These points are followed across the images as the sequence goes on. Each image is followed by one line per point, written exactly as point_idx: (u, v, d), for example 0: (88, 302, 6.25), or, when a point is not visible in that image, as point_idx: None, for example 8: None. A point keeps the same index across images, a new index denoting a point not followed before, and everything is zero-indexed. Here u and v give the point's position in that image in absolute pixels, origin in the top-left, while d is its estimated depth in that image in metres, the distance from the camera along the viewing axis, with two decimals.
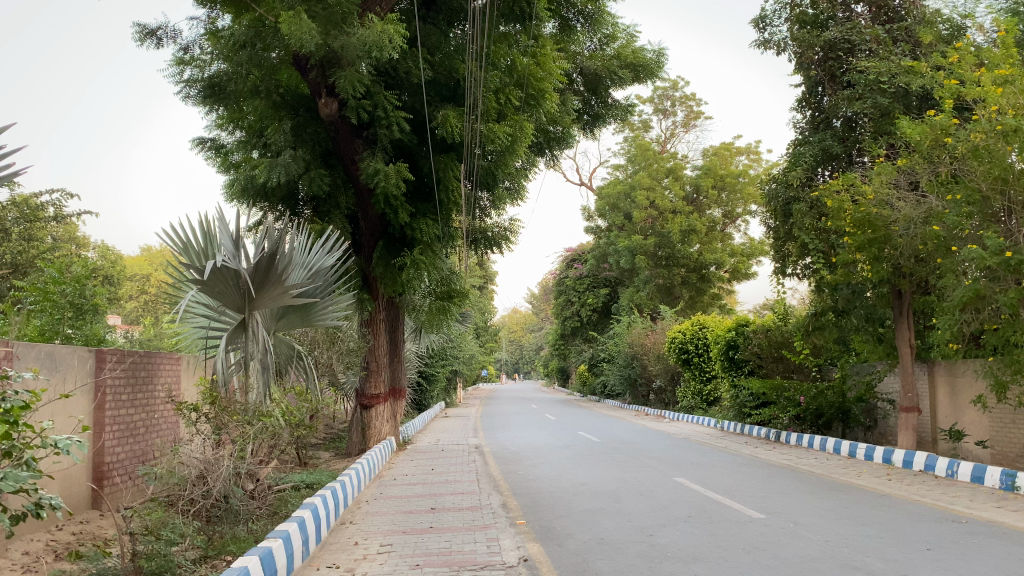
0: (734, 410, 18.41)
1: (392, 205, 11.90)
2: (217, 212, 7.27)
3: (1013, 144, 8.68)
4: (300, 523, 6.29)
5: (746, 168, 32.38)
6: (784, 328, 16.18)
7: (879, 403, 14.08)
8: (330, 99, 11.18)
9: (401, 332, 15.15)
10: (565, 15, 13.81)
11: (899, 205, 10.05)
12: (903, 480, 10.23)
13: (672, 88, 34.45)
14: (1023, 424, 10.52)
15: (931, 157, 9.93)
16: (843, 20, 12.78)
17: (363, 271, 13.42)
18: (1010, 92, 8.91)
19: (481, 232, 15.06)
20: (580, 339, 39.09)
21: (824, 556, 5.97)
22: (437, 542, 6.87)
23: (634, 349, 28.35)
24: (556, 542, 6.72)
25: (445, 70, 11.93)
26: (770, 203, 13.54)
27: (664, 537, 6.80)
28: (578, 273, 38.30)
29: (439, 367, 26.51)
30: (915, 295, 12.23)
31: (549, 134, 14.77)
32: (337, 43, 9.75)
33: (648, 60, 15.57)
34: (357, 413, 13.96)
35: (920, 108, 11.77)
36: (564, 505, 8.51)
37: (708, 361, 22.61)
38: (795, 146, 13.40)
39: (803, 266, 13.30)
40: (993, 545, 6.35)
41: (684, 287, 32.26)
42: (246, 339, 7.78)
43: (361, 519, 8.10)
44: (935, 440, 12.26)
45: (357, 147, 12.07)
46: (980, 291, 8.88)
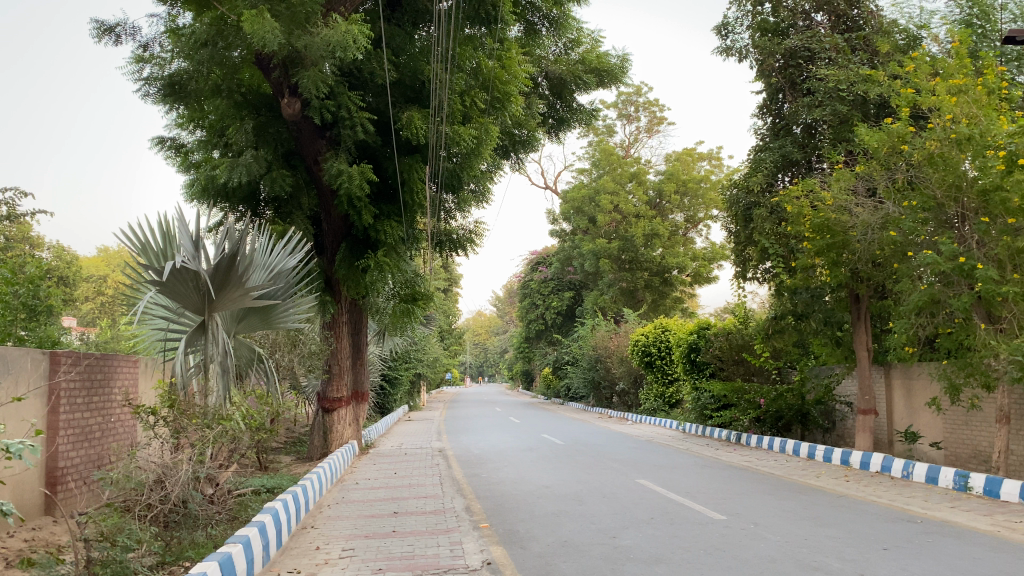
0: (696, 412, 18.59)
1: (355, 206, 11.75)
2: (177, 213, 7.14)
3: (967, 152, 8.94)
4: (260, 528, 6.21)
5: (708, 173, 32.67)
6: (745, 331, 16.37)
7: (837, 405, 14.31)
8: (293, 98, 11.01)
9: (364, 335, 15.05)
10: (530, 19, 13.85)
11: (858, 211, 10.24)
12: (860, 481, 10.40)
13: (636, 93, 34.68)
14: (975, 426, 10.79)
15: (888, 163, 10.17)
16: (803, 28, 12.95)
17: (326, 273, 13.32)
18: (964, 101, 9.20)
19: (446, 235, 15.01)
20: (544, 342, 39.21)
21: (783, 557, 6.04)
22: (400, 546, 6.82)
23: (598, 352, 28.49)
24: (519, 545, 6.72)
25: (410, 71, 11.87)
26: (731, 208, 13.74)
27: (627, 539, 6.83)
28: (543, 276, 38.39)
29: (403, 370, 26.36)
30: (872, 300, 12.50)
31: (514, 137, 14.77)
32: (300, 43, 9.66)
33: (612, 65, 15.66)
34: (318, 417, 13.85)
35: (878, 116, 12.03)
36: (528, 508, 8.50)
37: (671, 364, 22.82)
38: (755, 152, 13.62)
39: (763, 270, 13.50)
40: (947, 545, 6.48)
41: (647, 290, 32.50)
42: (206, 342, 7.67)
43: (323, 523, 8.02)
44: (892, 441, 12.51)
45: (321, 147, 11.95)
46: (934, 295, 9.11)
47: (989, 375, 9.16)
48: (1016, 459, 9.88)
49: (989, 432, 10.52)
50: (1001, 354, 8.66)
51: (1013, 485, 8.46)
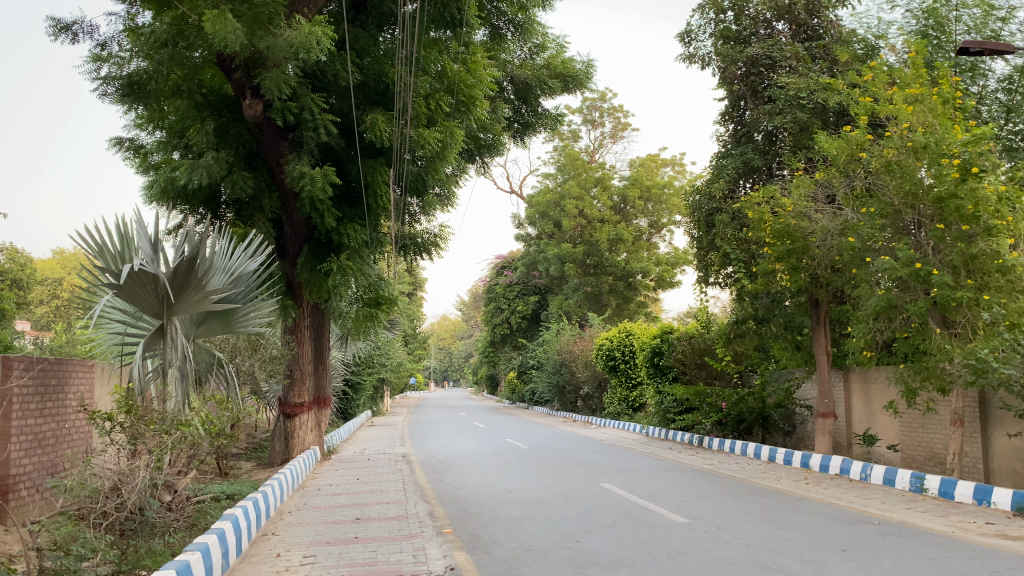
0: (659, 416, 18.69)
1: (318, 209, 11.61)
2: (135, 215, 7.00)
3: (923, 160, 9.13)
4: (219, 535, 6.10)
5: (671, 179, 32.92)
6: (707, 335, 16.53)
7: (797, 409, 14.55)
8: (255, 99, 10.90)
9: (327, 339, 14.91)
10: (495, 23, 13.80)
11: (818, 217, 10.40)
12: (819, 483, 10.54)
13: (601, 99, 34.88)
14: (931, 429, 11.02)
15: (847, 170, 10.35)
16: (764, 37, 13.13)
17: (288, 277, 13.19)
18: (919, 110, 9.36)
19: (410, 239, 14.92)
20: (509, 345, 39.22)
21: (744, 559, 6.10)
22: (362, 553, 6.75)
23: (563, 356, 28.54)
24: (482, 550, 6.69)
25: (374, 74, 11.78)
26: (694, 214, 13.86)
27: (591, 542, 6.84)
28: (508, 280, 38.41)
29: (365, 375, 26.16)
30: (831, 305, 12.58)
31: (479, 141, 14.75)
32: (262, 44, 9.56)
33: (577, 71, 15.73)
34: (279, 423, 13.69)
35: (837, 124, 12.26)
36: (491, 513, 8.48)
37: (634, 368, 22.95)
38: (717, 159, 13.77)
39: (725, 275, 13.64)
40: (903, 545, 6.59)
41: (612, 295, 32.65)
42: (164, 346, 7.53)
43: (284, 530, 7.92)
44: (850, 444, 12.74)
45: (283, 149, 11.86)
46: (892, 300, 9.28)
47: (944, 378, 9.34)
48: (969, 461, 10.10)
49: (943, 435, 10.74)
50: (955, 358, 8.84)
51: (968, 486, 8.65)
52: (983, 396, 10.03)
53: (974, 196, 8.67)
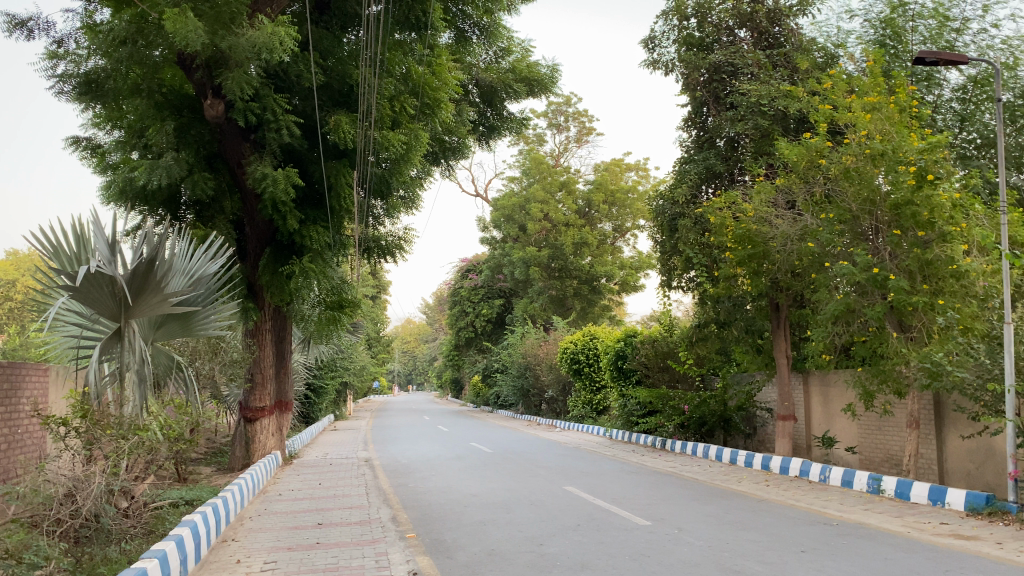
0: (622, 419, 18.78)
1: (280, 211, 11.49)
2: (92, 216, 6.86)
3: (880, 167, 9.33)
4: (177, 542, 5.97)
5: (635, 184, 33.16)
6: (670, 338, 16.69)
7: (758, 412, 14.81)
8: (217, 100, 10.85)
9: (289, 343, 14.76)
10: (461, 26, 13.76)
11: (778, 222, 10.54)
12: (780, 485, 10.68)
13: (566, 103, 35.02)
14: (887, 431, 11.25)
15: (806, 177, 10.49)
16: (727, 44, 13.26)
17: (249, 279, 13.06)
18: (877, 118, 9.53)
19: (374, 241, 14.78)
20: (473, 349, 39.15)
21: (705, 561, 6.14)
22: (324, 558, 6.69)
23: (527, 360, 28.58)
24: (445, 554, 6.66)
25: (338, 75, 11.71)
26: (657, 218, 13.97)
27: (555, 546, 6.84)
28: (472, 283, 38.34)
29: (328, 379, 25.94)
30: (791, 309, 12.83)
31: (444, 144, 14.72)
32: (223, 43, 9.45)
33: (542, 75, 15.77)
34: (240, 428, 13.56)
35: (797, 130, 12.51)
36: (455, 517, 8.45)
37: (598, 371, 23.07)
38: (680, 164, 13.91)
39: (687, 279, 13.78)
40: (860, 546, 6.69)
41: (576, 298, 32.75)
42: (121, 349, 7.38)
43: (244, 536, 7.82)
44: (810, 446, 12.98)
45: (244, 150, 11.75)
46: (850, 305, 9.44)
47: (901, 381, 9.49)
48: (924, 462, 10.32)
49: (899, 437, 10.97)
50: (911, 361, 9.02)
51: (923, 487, 8.82)
52: (938, 399, 10.23)
53: (929, 204, 8.79)
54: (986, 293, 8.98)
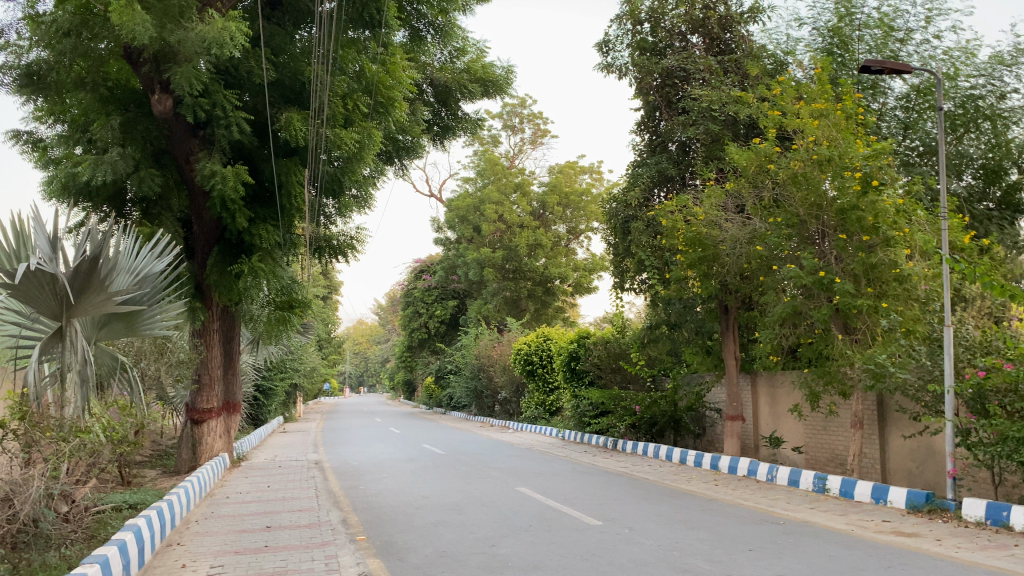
0: (575, 420, 18.86)
1: (229, 209, 11.30)
2: (32, 212, 6.66)
3: (827, 172, 9.49)
4: (120, 546, 5.82)
5: (589, 186, 33.40)
6: (622, 339, 16.84)
7: (707, 412, 15.03)
8: (165, 95, 10.63)
9: (238, 343, 14.51)
10: (415, 25, 13.68)
11: (727, 226, 10.69)
12: (729, 484, 10.86)
13: (520, 105, 35.09)
14: (832, 431, 11.51)
15: (756, 181, 10.65)
16: (679, 49, 13.41)
17: (196, 278, 12.83)
18: (824, 124, 9.70)
19: (326, 240, 14.54)
20: (427, 350, 38.96)
21: (655, 560, 6.19)
22: (272, 562, 6.58)
23: (480, 361, 28.55)
24: (397, 557, 6.62)
25: (290, 72, 11.51)
26: (610, 221, 14.07)
27: (506, 547, 6.84)
28: (426, 284, 38.16)
29: (277, 380, 25.55)
30: (740, 311, 13.01)
31: (398, 144, 14.64)
32: (172, 38, 9.28)
33: (497, 77, 15.78)
34: (187, 430, 13.31)
35: (746, 136, 12.75)
36: (406, 519, 8.40)
37: (551, 372, 23.17)
38: (633, 167, 14.04)
39: (639, 282, 13.92)
40: (806, 544, 6.80)
41: (530, 299, 32.83)
42: (63, 349, 7.15)
43: (190, 540, 7.65)
44: (757, 446, 13.24)
45: (193, 147, 11.51)
46: (797, 307, 9.62)
47: (846, 382, 9.70)
48: (868, 461, 10.59)
49: (843, 437, 11.23)
50: (855, 363, 9.23)
51: (866, 486, 9.03)
52: (881, 399, 10.49)
53: (874, 209, 9.07)
54: (927, 296, 9.24)
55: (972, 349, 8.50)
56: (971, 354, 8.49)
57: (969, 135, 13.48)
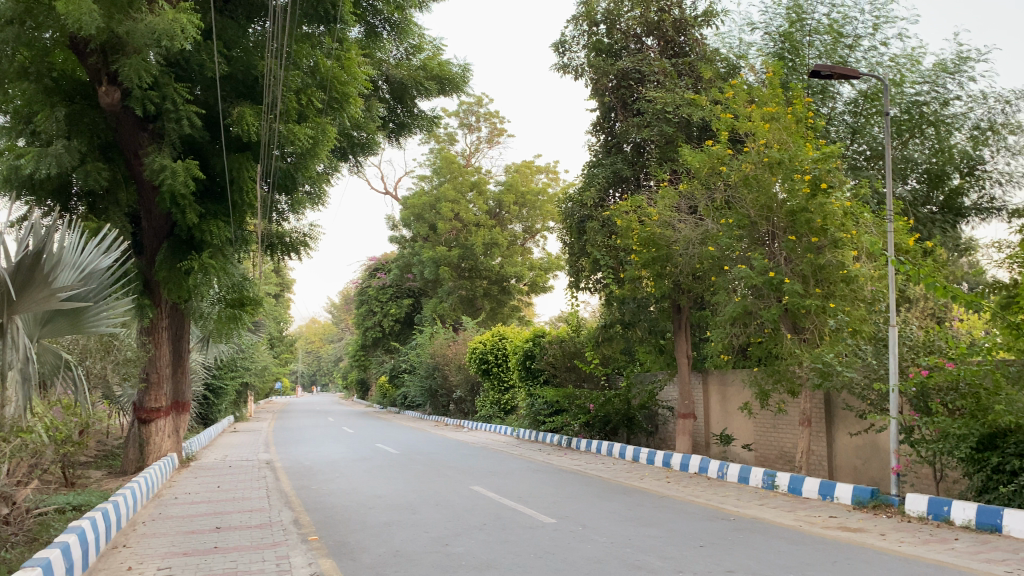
0: (530, 419, 18.91)
1: (179, 205, 11.09)
2: None
3: (777, 175, 9.67)
4: (63, 549, 5.67)
5: (545, 186, 33.56)
6: (577, 338, 16.95)
7: (660, 410, 15.23)
8: (113, 87, 10.41)
9: (187, 341, 14.25)
10: (371, 20, 13.59)
11: (681, 227, 10.81)
12: (680, 481, 10.98)
13: (477, 103, 35.06)
14: (781, 429, 11.74)
15: (708, 183, 10.79)
16: (634, 51, 13.54)
17: (144, 275, 12.57)
18: (775, 128, 9.87)
19: (277, 237, 14.33)
20: (381, 349, 38.74)
21: (608, 557, 6.25)
22: (222, 563, 6.48)
23: (435, 360, 28.50)
24: (350, 556, 6.57)
25: (242, 66, 11.33)
26: (566, 220, 14.13)
27: (460, 546, 6.83)
28: (381, 283, 37.86)
29: (228, 379, 25.14)
30: (692, 311, 13.18)
31: (352, 140, 14.50)
32: (121, 28, 9.09)
33: (453, 74, 15.74)
34: (133, 430, 13.04)
35: (699, 138, 12.94)
36: (359, 518, 8.34)
37: (506, 371, 23.19)
38: (589, 167, 14.14)
39: (594, 281, 14.01)
40: (756, 540, 6.91)
41: (486, 299, 32.82)
42: (3, 347, 6.90)
43: (137, 541, 7.50)
44: (708, 443, 13.44)
45: (142, 141, 11.29)
46: (747, 307, 9.76)
47: (794, 381, 9.90)
48: (816, 458, 10.82)
49: (792, 434, 11.45)
50: (804, 362, 9.43)
51: (814, 483, 9.21)
52: (828, 398, 10.75)
53: (823, 211, 9.25)
54: (873, 297, 9.56)
55: (916, 349, 8.77)
56: (915, 354, 8.80)
57: (914, 141, 13.86)
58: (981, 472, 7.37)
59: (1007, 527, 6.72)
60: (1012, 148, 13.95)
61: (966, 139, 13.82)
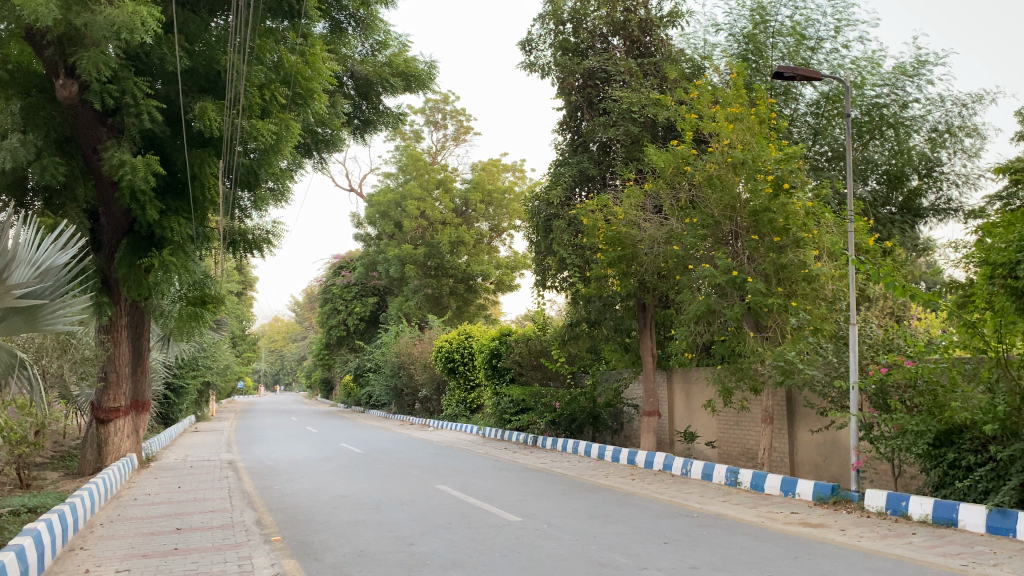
0: (496, 417, 18.92)
1: (139, 201, 10.90)
2: None
3: (740, 175, 9.78)
4: (18, 553, 5.53)
5: (512, 185, 33.57)
6: (543, 337, 16.97)
7: (625, 408, 15.32)
8: (70, 80, 10.22)
9: (147, 339, 14.02)
10: (336, 16, 13.50)
11: (646, 226, 10.88)
12: (644, 479, 11.06)
13: (444, 101, 34.95)
14: (744, 426, 11.87)
15: (673, 183, 10.85)
16: (600, 51, 13.59)
17: (102, 272, 12.35)
18: (739, 128, 9.97)
19: (240, 234, 14.16)
20: (346, 348, 38.50)
21: (573, 555, 6.26)
22: (182, 565, 6.38)
23: (401, 359, 28.41)
24: (313, 557, 6.51)
25: (204, 60, 11.13)
26: (532, 219, 14.14)
27: (424, 545, 6.80)
28: (345, 281, 37.58)
29: (189, 378, 24.78)
30: (657, 309, 13.28)
31: (317, 136, 14.35)
32: (79, 20, 8.89)
33: (419, 71, 15.65)
34: (91, 430, 12.80)
35: (665, 138, 13.03)
36: (322, 518, 8.27)
37: (473, 370, 23.13)
38: (555, 166, 14.17)
39: (561, 280, 14.02)
40: (718, 536, 6.97)
41: (452, 297, 32.75)
42: None
43: (94, 544, 7.35)
44: (672, 441, 13.56)
45: (101, 135, 11.09)
46: (711, 306, 9.86)
47: (756, 378, 10.03)
48: (778, 455, 10.96)
49: (754, 431, 11.59)
50: (766, 360, 9.54)
51: (775, 479, 9.33)
52: (790, 395, 10.91)
53: (784, 211, 9.39)
54: (834, 296, 9.76)
55: (875, 347, 8.95)
56: (874, 351, 8.99)
57: (874, 142, 14.11)
58: (937, 468, 7.52)
59: (963, 521, 6.86)
60: (967, 151, 14.27)
61: (924, 141, 14.10)
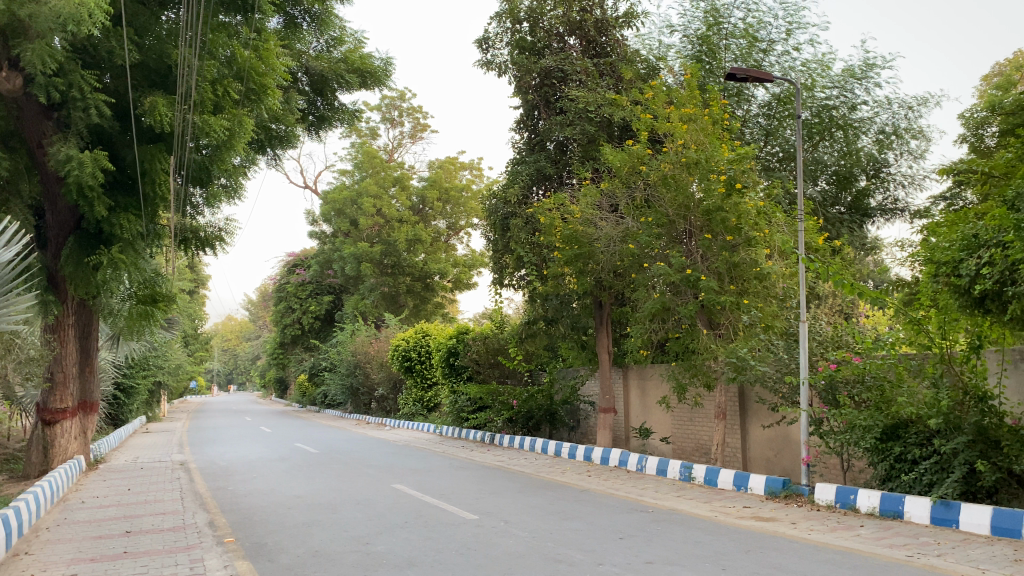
0: (453, 415, 18.89)
1: (87, 197, 10.65)
2: None
3: (694, 175, 9.87)
4: None
5: (468, 183, 33.54)
6: (500, 335, 16.98)
7: (581, 405, 15.43)
8: (14, 73, 9.97)
9: (95, 338, 13.70)
10: (291, 11, 13.36)
11: (602, 225, 10.93)
12: (600, 475, 11.15)
13: (400, 98, 34.76)
14: (698, 422, 12.04)
15: (628, 182, 10.92)
16: (557, 50, 13.65)
17: (48, 270, 12.05)
18: (693, 129, 10.09)
19: (192, 232, 13.93)
20: (301, 347, 38.12)
21: (529, 552, 6.28)
22: (131, 568, 6.25)
23: (357, 358, 28.24)
24: (267, 558, 6.43)
25: (155, 54, 10.91)
26: (490, 217, 14.13)
27: (380, 544, 6.76)
28: (300, 279, 37.14)
29: (139, 379, 24.27)
30: (613, 307, 13.40)
31: (271, 132, 14.18)
32: (24, 12, 8.63)
33: (375, 67, 15.54)
34: (37, 432, 12.50)
35: (621, 137, 13.15)
36: (277, 519, 8.17)
37: (430, 368, 23.04)
38: (512, 165, 14.21)
39: (518, 278, 14.01)
40: (672, 531, 7.06)
41: (409, 295, 32.62)
42: None
43: (40, 549, 7.16)
44: (628, 437, 13.70)
45: (47, 130, 10.82)
46: (666, 303, 9.98)
47: (710, 375, 10.20)
48: (731, 449, 11.15)
49: (708, 427, 11.76)
50: (718, 357, 9.69)
51: (728, 474, 9.47)
52: (743, 391, 11.10)
53: (737, 210, 9.55)
54: (784, 293, 9.95)
55: (825, 344, 9.14)
56: (824, 348, 9.19)
57: (823, 143, 14.42)
58: (884, 462, 7.69)
59: (908, 514, 7.05)
60: (913, 152, 14.63)
61: (872, 142, 14.41)
